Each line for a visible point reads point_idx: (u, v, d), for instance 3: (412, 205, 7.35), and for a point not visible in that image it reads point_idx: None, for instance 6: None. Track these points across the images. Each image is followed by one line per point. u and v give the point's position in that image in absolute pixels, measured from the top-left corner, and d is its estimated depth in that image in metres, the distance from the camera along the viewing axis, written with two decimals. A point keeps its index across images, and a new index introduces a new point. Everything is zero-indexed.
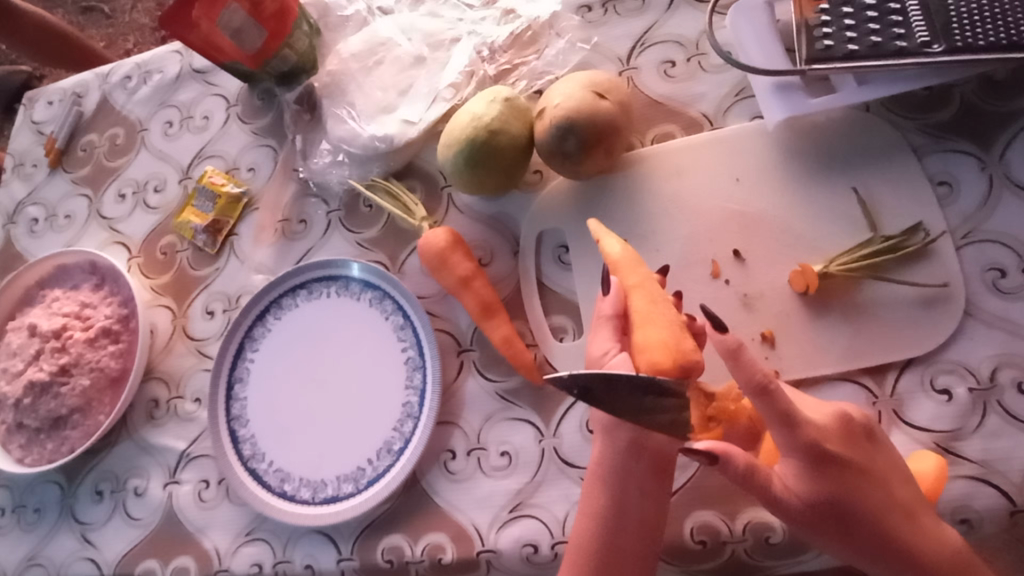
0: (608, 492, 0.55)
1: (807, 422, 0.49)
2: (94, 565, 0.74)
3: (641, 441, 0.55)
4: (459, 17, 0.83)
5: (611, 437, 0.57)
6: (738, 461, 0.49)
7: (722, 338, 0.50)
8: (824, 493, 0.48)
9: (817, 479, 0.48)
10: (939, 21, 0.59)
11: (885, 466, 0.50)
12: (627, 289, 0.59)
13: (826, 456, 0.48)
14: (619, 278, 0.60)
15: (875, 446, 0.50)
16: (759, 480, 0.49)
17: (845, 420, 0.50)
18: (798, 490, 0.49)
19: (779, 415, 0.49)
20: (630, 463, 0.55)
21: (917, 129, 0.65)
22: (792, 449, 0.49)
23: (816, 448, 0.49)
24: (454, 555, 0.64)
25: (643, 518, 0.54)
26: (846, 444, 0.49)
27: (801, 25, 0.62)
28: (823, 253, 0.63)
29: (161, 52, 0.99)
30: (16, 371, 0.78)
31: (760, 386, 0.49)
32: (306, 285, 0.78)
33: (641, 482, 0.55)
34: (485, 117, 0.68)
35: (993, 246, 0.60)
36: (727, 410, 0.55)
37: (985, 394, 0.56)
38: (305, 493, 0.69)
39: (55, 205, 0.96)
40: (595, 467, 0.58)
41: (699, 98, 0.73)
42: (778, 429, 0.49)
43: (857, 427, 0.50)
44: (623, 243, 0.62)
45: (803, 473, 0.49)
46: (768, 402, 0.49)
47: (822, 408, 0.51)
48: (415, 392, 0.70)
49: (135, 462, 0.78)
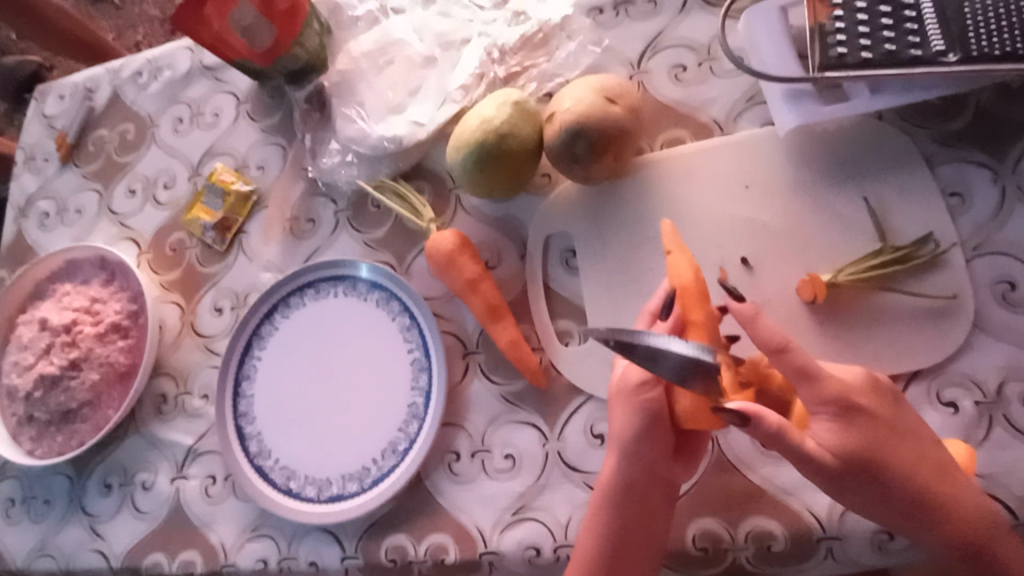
0: (613, 507, 0.56)
1: (831, 377, 0.49)
2: (102, 557, 0.75)
3: (656, 470, 0.56)
4: (470, 18, 0.82)
5: (627, 455, 0.57)
6: (771, 421, 0.47)
7: (739, 308, 0.51)
8: (860, 449, 0.48)
9: (849, 434, 0.48)
10: (955, 30, 0.58)
11: (912, 425, 0.50)
12: (688, 324, 0.56)
13: (854, 409, 0.48)
14: (682, 308, 0.57)
15: (900, 404, 0.50)
16: (789, 440, 0.48)
17: (871, 380, 0.50)
18: (832, 446, 0.48)
19: (797, 372, 0.49)
20: (643, 481, 0.56)
21: (929, 138, 0.64)
22: (818, 403, 0.49)
23: (844, 401, 0.48)
24: (457, 556, 0.64)
25: (650, 539, 0.56)
26: (872, 397, 0.49)
27: (816, 31, 0.61)
28: (833, 263, 0.63)
29: (171, 47, 0.99)
30: (26, 364, 0.78)
31: (778, 346, 0.49)
32: (314, 284, 0.78)
33: (646, 499, 0.56)
34: (495, 120, 0.68)
35: (1003, 258, 0.59)
36: (758, 372, 0.53)
37: (991, 406, 0.56)
38: (310, 490, 0.70)
39: (65, 199, 0.97)
40: (604, 481, 0.58)
41: (711, 102, 0.73)
42: (800, 385, 0.49)
43: (883, 387, 0.50)
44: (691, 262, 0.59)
45: (835, 429, 0.48)
46: (783, 360, 0.49)
47: (848, 368, 0.51)
48: (420, 393, 0.70)
49: (144, 456, 0.79)
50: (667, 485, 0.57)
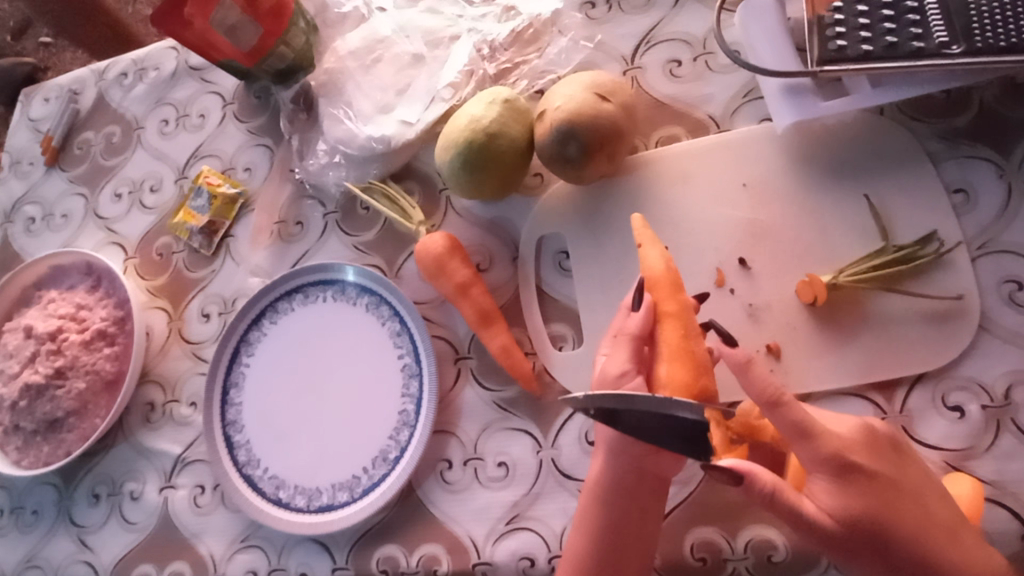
0: (603, 506, 0.54)
1: (828, 433, 0.47)
2: (90, 568, 0.74)
3: (642, 463, 0.54)
4: (459, 14, 0.81)
5: (612, 453, 0.55)
6: (764, 481, 0.46)
7: (732, 355, 0.50)
8: (862, 511, 0.45)
9: (849, 496, 0.46)
10: (959, 21, 0.56)
11: (916, 483, 0.47)
12: (661, 313, 0.56)
13: (852, 466, 0.46)
14: (654, 297, 0.57)
15: (901, 457, 0.48)
16: (783, 504, 0.46)
17: (868, 432, 0.48)
18: (832, 509, 0.46)
19: (792, 428, 0.47)
20: (633, 483, 0.54)
21: (932, 133, 0.62)
22: (814, 462, 0.47)
23: (841, 458, 0.46)
24: (450, 568, 0.63)
25: (642, 534, 0.54)
26: (871, 455, 0.47)
27: (814, 24, 0.59)
28: (833, 264, 0.61)
29: (158, 48, 0.98)
30: (11, 373, 0.77)
31: (772, 400, 0.48)
32: (302, 289, 0.76)
33: (640, 506, 0.54)
34: (484, 119, 0.66)
35: (1010, 258, 0.57)
36: (750, 426, 0.54)
37: (998, 412, 0.54)
38: (299, 500, 0.68)
39: (51, 204, 0.95)
40: (592, 483, 0.56)
41: (707, 99, 0.71)
42: (797, 443, 0.48)
43: (882, 440, 0.48)
44: (665, 256, 0.59)
45: (833, 490, 0.46)
46: (778, 415, 0.48)
47: (843, 421, 0.49)
48: (411, 400, 0.68)
49: (132, 466, 0.78)
50: (657, 481, 0.55)
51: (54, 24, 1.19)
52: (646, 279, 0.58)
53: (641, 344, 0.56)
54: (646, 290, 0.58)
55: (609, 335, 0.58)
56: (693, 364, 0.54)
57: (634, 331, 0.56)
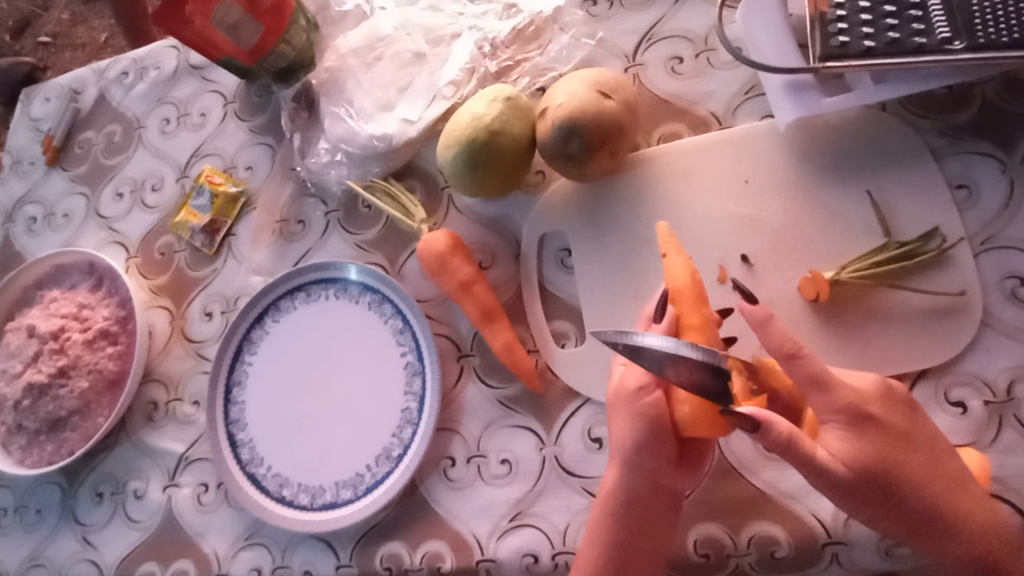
0: (615, 518, 0.54)
1: (844, 385, 0.47)
2: (95, 567, 0.75)
3: (658, 479, 0.54)
4: (460, 12, 0.81)
5: (627, 468, 0.55)
6: (782, 428, 0.45)
7: (751, 310, 0.50)
8: (877, 458, 0.45)
9: (862, 443, 0.46)
10: (961, 17, 0.56)
11: (928, 435, 0.48)
12: (684, 326, 0.56)
13: (867, 416, 0.46)
14: (676, 308, 0.57)
15: (915, 413, 0.48)
16: (801, 449, 0.45)
17: (885, 386, 0.48)
18: (845, 456, 0.46)
19: (809, 379, 0.47)
20: (646, 496, 0.54)
21: (934, 129, 0.62)
22: (829, 412, 0.47)
23: (856, 408, 0.46)
24: (453, 565, 0.63)
25: (655, 545, 0.54)
26: (886, 406, 0.47)
27: (816, 19, 0.59)
28: (835, 260, 0.61)
29: (157, 47, 0.98)
30: (14, 372, 0.77)
31: (789, 353, 0.48)
32: (304, 288, 0.76)
33: (647, 510, 0.54)
34: (486, 117, 0.66)
35: (1013, 253, 0.57)
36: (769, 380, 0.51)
37: (1001, 407, 0.54)
38: (303, 498, 0.68)
39: (52, 204, 0.95)
40: (605, 496, 0.56)
41: (709, 95, 0.71)
42: (813, 395, 0.48)
43: (898, 395, 0.48)
44: (688, 264, 0.58)
45: (847, 438, 0.46)
46: (795, 367, 0.48)
47: (861, 375, 0.49)
48: (414, 398, 0.68)
49: (135, 465, 0.78)
50: (670, 495, 0.55)
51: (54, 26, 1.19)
52: (669, 290, 0.58)
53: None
54: (669, 302, 0.58)
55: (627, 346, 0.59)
56: None
57: None
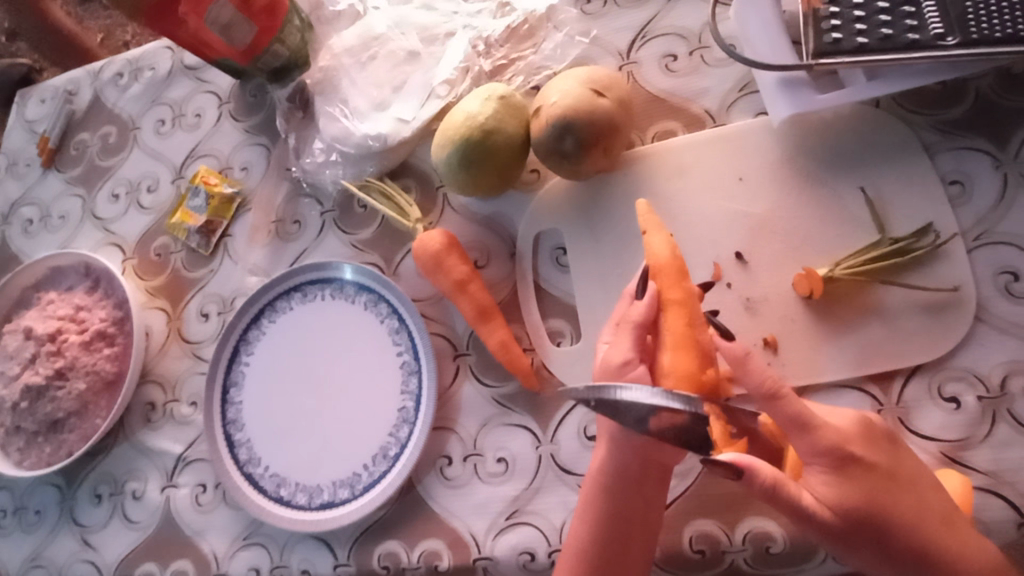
0: (606, 498, 0.55)
1: (826, 426, 0.47)
2: (94, 567, 0.75)
3: (646, 453, 0.54)
4: (454, 10, 0.80)
5: (615, 444, 0.55)
6: (765, 475, 0.45)
7: (728, 348, 0.50)
8: (861, 501, 0.45)
9: (846, 486, 0.46)
10: (953, 12, 0.56)
11: (915, 475, 0.48)
12: (665, 301, 0.56)
13: (850, 458, 0.46)
14: (658, 284, 0.57)
15: (897, 449, 0.49)
16: (784, 496, 0.45)
17: (866, 425, 0.49)
18: (830, 500, 0.46)
19: (790, 420, 0.47)
20: (636, 473, 0.54)
21: (929, 125, 0.62)
22: (812, 454, 0.47)
23: (838, 451, 0.46)
24: (451, 563, 0.63)
25: (644, 520, 0.54)
26: (867, 444, 0.47)
27: (809, 16, 0.59)
28: (830, 256, 0.61)
29: (152, 48, 0.98)
30: (12, 374, 0.77)
31: (770, 393, 0.48)
32: (300, 288, 0.76)
33: (639, 492, 0.54)
34: (480, 116, 0.66)
35: (1005, 248, 0.57)
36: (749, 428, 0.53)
37: (994, 402, 0.54)
38: (301, 497, 0.69)
39: (48, 206, 0.95)
40: (595, 472, 0.56)
41: (704, 93, 0.71)
42: (795, 436, 0.48)
43: (878, 431, 0.49)
44: (669, 240, 0.59)
45: (831, 482, 0.46)
46: (776, 408, 0.48)
47: (842, 414, 0.50)
48: (410, 397, 0.69)
49: (134, 465, 0.78)
50: (659, 471, 0.55)
51: (37, 34, 1.18)
52: (651, 266, 0.58)
53: (644, 332, 0.57)
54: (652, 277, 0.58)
55: (610, 323, 0.59)
56: (697, 355, 0.54)
57: (639, 319, 0.56)
